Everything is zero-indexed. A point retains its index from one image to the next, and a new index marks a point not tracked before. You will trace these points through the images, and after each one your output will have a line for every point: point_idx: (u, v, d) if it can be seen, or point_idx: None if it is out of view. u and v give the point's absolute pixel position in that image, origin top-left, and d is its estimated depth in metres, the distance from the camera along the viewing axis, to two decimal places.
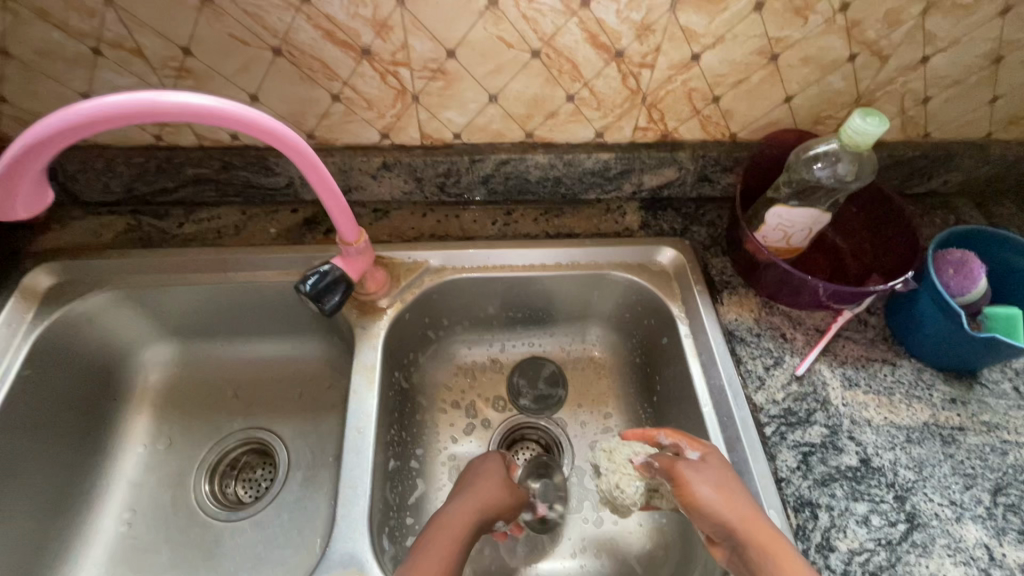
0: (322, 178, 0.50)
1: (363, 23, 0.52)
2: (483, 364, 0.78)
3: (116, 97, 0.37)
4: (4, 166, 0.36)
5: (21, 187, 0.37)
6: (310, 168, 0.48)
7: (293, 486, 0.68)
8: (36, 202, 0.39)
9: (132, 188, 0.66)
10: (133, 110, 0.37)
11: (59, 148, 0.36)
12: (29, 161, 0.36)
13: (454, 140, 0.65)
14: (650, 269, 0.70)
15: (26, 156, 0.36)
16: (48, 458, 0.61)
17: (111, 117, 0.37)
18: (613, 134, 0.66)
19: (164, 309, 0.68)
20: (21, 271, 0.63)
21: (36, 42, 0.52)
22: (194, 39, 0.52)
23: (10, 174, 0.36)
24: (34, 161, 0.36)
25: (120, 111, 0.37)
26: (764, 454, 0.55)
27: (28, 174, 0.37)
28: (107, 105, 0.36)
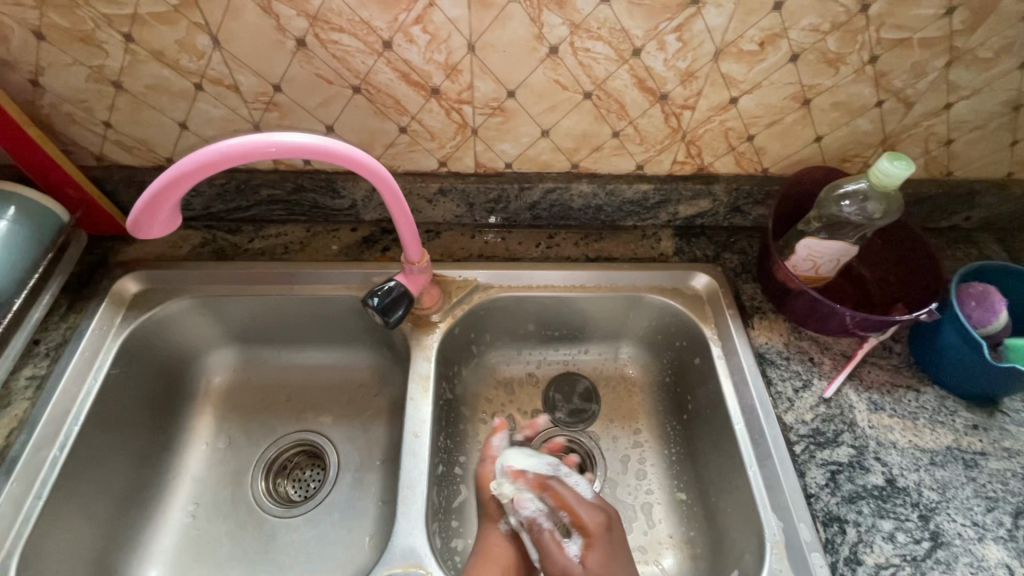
0: (399, 205, 0.55)
1: (436, 66, 0.58)
2: (522, 378, 0.83)
3: (239, 139, 0.43)
4: (146, 199, 0.41)
5: (159, 217, 0.43)
6: (391, 196, 0.53)
7: (343, 486, 0.73)
8: (167, 229, 0.45)
9: (211, 205, 0.73)
10: (252, 150, 0.43)
11: (189, 184, 0.42)
12: (167, 195, 0.42)
13: (506, 169, 0.71)
14: (684, 294, 0.74)
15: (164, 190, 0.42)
16: (129, 452, 0.66)
17: (234, 156, 0.43)
18: (653, 167, 0.71)
19: (233, 317, 0.74)
20: (111, 278, 0.69)
21: (148, 78, 0.59)
22: (286, 78, 0.59)
23: (151, 206, 0.42)
24: (171, 196, 0.42)
25: (242, 150, 0.43)
26: (794, 470, 0.59)
27: (165, 205, 0.42)
28: (231, 146, 0.42)
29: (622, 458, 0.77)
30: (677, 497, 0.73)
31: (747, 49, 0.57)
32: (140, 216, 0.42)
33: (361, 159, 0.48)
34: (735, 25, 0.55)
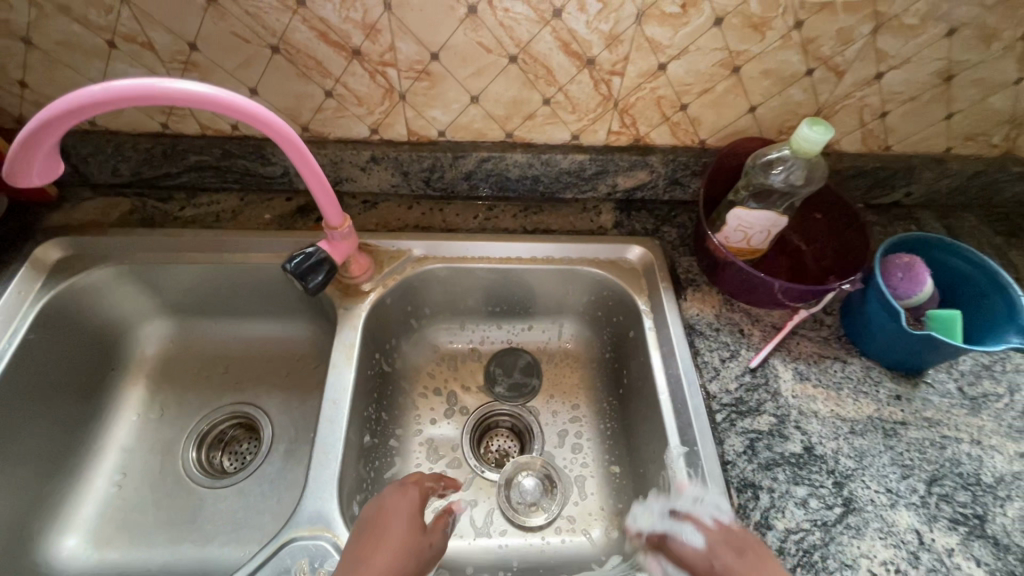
0: (311, 168, 0.54)
1: (354, 25, 0.57)
2: (463, 353, 0.83)
3: (124, 81, 0.41)
4: (20, 138, 0.40)
5: (37, 158, 0.42)
6: (299, 156, 0.52)
7: (275, 457, 0.73)
8: (52, 171, 0.44)
9: (139, 171, 0.71)
10: (135, 92, 0.41)
11: (67, 126, 0.41)
12: (43, 137, 0.41)
13: (439, 137, 0.70)
14: (621, 266, 0.74)
15: (40, 131, 0.40)
16: (50, 419, 0.66)
17: (115, 100, 0.41)
18: (588, 137, 0.70)
19: (164, 285, 0.73)
20: (33, 244, 0.67)
21: (57, 34, 0.57)
22: (200, 36, 0.57)
23: (29, 146, 0.41)
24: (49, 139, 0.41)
25: (123, 95, 0.41)
26: (712, 437, 0.58)
27: (41, 147, 0.41)
28: (111, 90, 0.41)
29: (559, 431, 0.78)
30: (611, 470, 0.73)
31: (670, 12, 0.57)
32: (15, 157, 0.41)
33: (259, 114, 0.47)
34: None
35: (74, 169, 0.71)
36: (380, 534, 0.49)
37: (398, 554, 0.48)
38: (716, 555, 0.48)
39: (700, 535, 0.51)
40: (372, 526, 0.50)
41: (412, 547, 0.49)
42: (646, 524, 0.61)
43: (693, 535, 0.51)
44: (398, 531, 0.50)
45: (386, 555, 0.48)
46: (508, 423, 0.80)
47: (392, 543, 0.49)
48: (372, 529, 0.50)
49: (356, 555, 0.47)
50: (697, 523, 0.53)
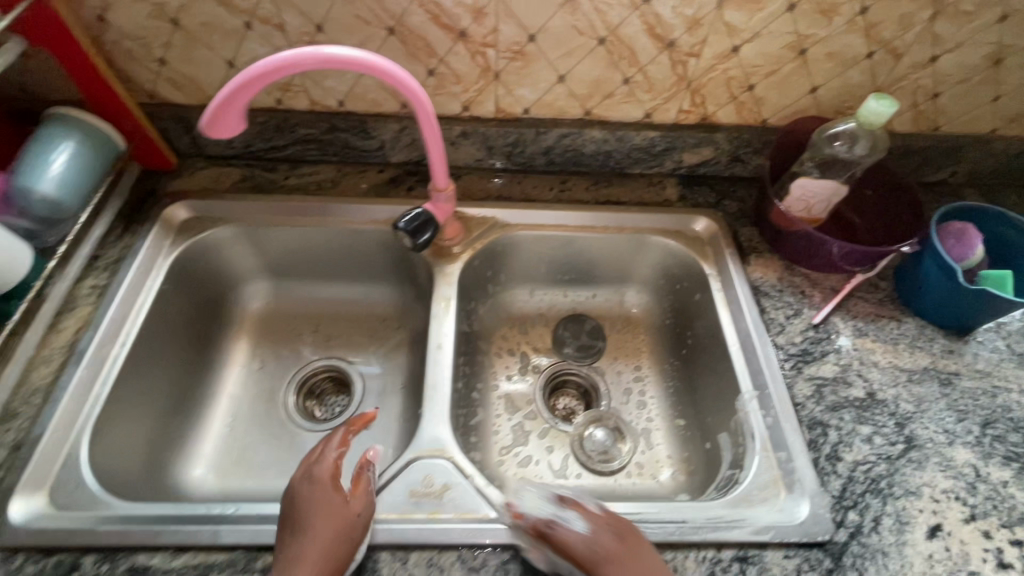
0: (433, 130, 0.60)
1: (464, 9, 0.64)
2: (534, 317, 0.89)
3: (295, 50, 0.49)
4: (218, 100, 0.47)
5: (228, 119, 0.49)
6: (426, 118, 0.58)
7: (368, 405, 0.80)
8: (235, 129, 0.50)
9: (251, 144, 0.79)
10: (304, 57, 0.48)
11: (254, 89, 0.48)
12: (235, 98, 0.47)
13: (523, 114, 0.77)
14: (686, 235, 0.80)
15: (234, 94, 0.47)
16: (177, 362, 0.73)
17: (290, 64, 0.48)
18: (660, 115, 0.77)
19: (270, 248, 0.80)
20: (162, 206, 0.75)
21: (203, 16, 0.65)
22: (328, 18, 0.65)
23: (224, 102, 0.47)
24: (242, 95, 0.47)
25: (296, 59, 0.48)
26: (783, 382, 0.65)
27: (232, 109, 0.48)
28: (287, 55, 0.48)
29: (624, 389, 0.84)
30: (676, 423, 0.79)
31: None
32: (212, 118, 0.48)
33: (399, 72, 0.53)
34: None
35: (193, 142, 0.78)
36: (302, 529, 0.49)
37: (330, 537, 0.48)
38: (598, 538, 0.49)
39: (581, 520, 0.51)
40: (292, 525, 0.49)
41: (340, 528, 0.49)
42: (529, 505, 0.53)
43: (578, 523, 0.50)
44: (321, 516, 0.49)
45: (316, 544, 0.48)
46: (576, 382, 0.86)
47: (319, 535, 0.48)
48: (295, 521, 0.49)
49: (287, 553, 0.47)
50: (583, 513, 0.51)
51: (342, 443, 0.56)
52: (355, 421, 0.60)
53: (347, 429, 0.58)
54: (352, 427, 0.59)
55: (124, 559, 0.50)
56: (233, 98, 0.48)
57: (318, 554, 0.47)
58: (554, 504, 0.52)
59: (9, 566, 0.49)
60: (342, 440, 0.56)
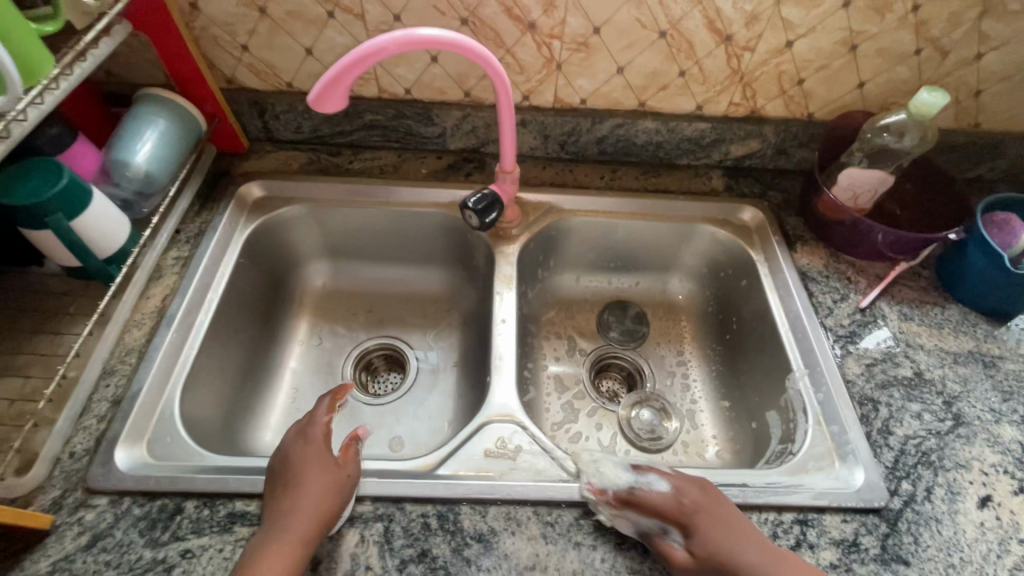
0: (508, 111, 0.63)
1: (536, 2, 0.68)
2: (580, 302, 0.92)
3: (397, 32, 0.52)
4: (330, 77, 0.51)
5: (335, 95, 0.52)
6: (503, 99, 0.62)
7: (423, 382, 0.83)
8: (340, 103, 0.53)
9: (318, 128, 0.83)
10: (406, 39, 0.52)
11: (361, 68, 0.51)
12: (345, 76, 0.51)
13: (580, 105, 0.80)
14: (733, 224, 0.83)
15: (344, 71, 0.51)
16: (247, 334, 0.76)
17: (394, 46, 0.52)
18: (711, 108, 0.80)
19: (333, 228, 0.84)
20: (236, 185, 0.79)
21: (290, 5, 0.69)
22: (406, 8, 0.69)
23: (336, 78, 0.51)
24: (352, 71, 0.51)
25: (399, 42, 0.52)
26: (834, 362, 0.67)
27: (340, 85, 0.52)
28: (392, 38, 0.52)
29: (669, 372, 0.87)
30: (721, 405, 0.82)
31: None
32: (322, 93, 0.51)
33: (485, 53, 0.56)
34: None
35: (263, 126, 0.82)
36: (293, 486, 0.51)
37: (321, 492, 0.51)
38: (684, 493, 0.52)
39: (664, 482, 0.53)
40: (282, 482, 0.52)
41: (332, 485, 0.51)
42: (610, 479, 0.55)
43: (659, 484, 0.53)
44: (315, 473, 0.52)
45: (307, 499, 0.50)
46: (620, 365, 0.89)
47: (311, 491, 0.50)
48: (290, 479, 0.52)
49: (281, 508, 0.50)
50: (663, 473, 0.54)
51: (331, 409, 0.58)
52: (340, 391, 0.60)
53: (332, 399, 0.59)
54: (337, 396, 0.59)
55: (222, 505, 0.53)
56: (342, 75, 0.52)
57: (311, 507, 0.49)
58: (632, 472, 0.55)
59: (117, 508, 0.52)
60: (330, 405, 0.58)
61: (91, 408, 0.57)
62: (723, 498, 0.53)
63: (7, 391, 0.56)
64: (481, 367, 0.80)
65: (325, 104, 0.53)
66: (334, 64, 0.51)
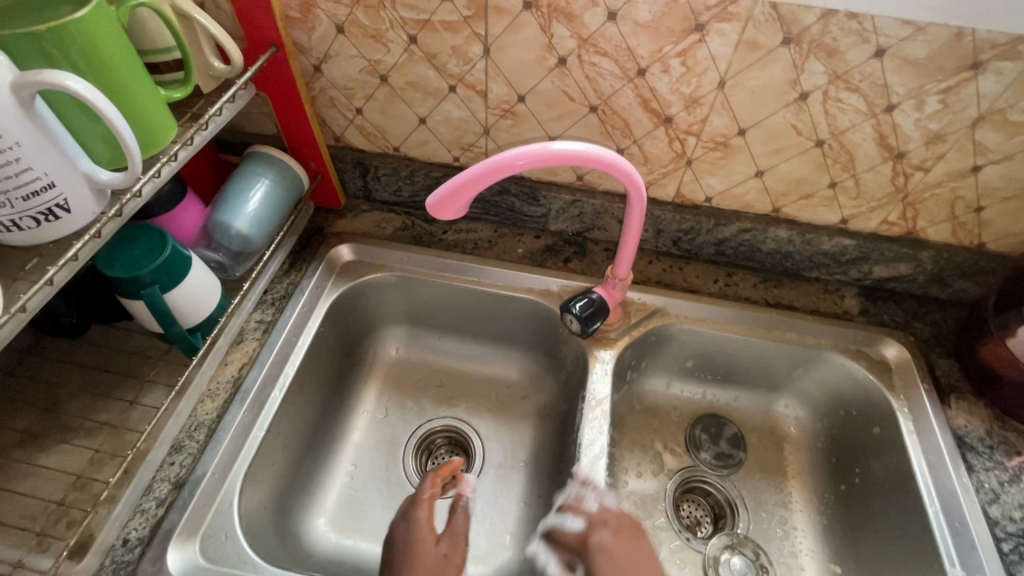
0: (635, 221, 0.56)
1: (679, 97, 0.60)
2: (669, 411, 0.82)
3: (541, 147, 0.47)
4: (460, 183, 0.46)
5: (459, 200, 0.47)
6: (636, 211, 0.55)
7: (487, 479, 0.76)
8: (459, 211, 0.48)
9: (417, 194, 0.79)
10: (549, 156, 0.47)
11: (495, 179, 0.47)
12: (477, 184, 0.46)
13: (704, 202, 0.72)
14: (870, 357, 0.71)
15: (478, 179, 0.46)
16: (316, 404, 0.72)
17: (535, 162, 0.47)
18: (859, 223, 0.69)
19: (416, 298, 0.79)
20: (327, 246, 0.76)
21: (412, 76, 0.65)
22: (533, 91, 0.63)
23: (464, 186, 0.46)
24: (482, 181, 0.46)
25: (541, 158, 0.47)
26: (1003, 570, 0.56)
27: (470, 191, 0.47)
28: (536, 153, 0.46)
29: (768, 514, 0.74)
30: (831, 569, 0.69)
31: (1013, 119, 0.55)
32: (444, 198, 0.46)
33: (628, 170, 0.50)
34: (1010, 94, 0.54)
35: (364, 185, 0.80)
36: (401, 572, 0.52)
37: None
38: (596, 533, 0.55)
39: (580, 521, 0.58)
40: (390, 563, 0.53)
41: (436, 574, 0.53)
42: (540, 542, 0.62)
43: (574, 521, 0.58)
44: (420, 559, 0.53)
45: None
46: (707, 492, 0.77)
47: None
48: (397, 561, 0.53)
49: None
50: (582, 513, 0.58)
51: (434, 485, 0.59)
52: (443, 467, 0.61)
53: (436, 477, 0.60)
54: (439, 473, 0.60)
55: None
56: (470, 183, 0.47)
57: None
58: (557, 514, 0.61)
59: None
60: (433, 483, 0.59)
61: (152, 489, 0.54)
62: (646, 546, 0.54)
63: (76, 461, 0.53)
64: (557, 478, 0.72)
65: (444, 209, 0.48)
66: (467, 168, 0.46)
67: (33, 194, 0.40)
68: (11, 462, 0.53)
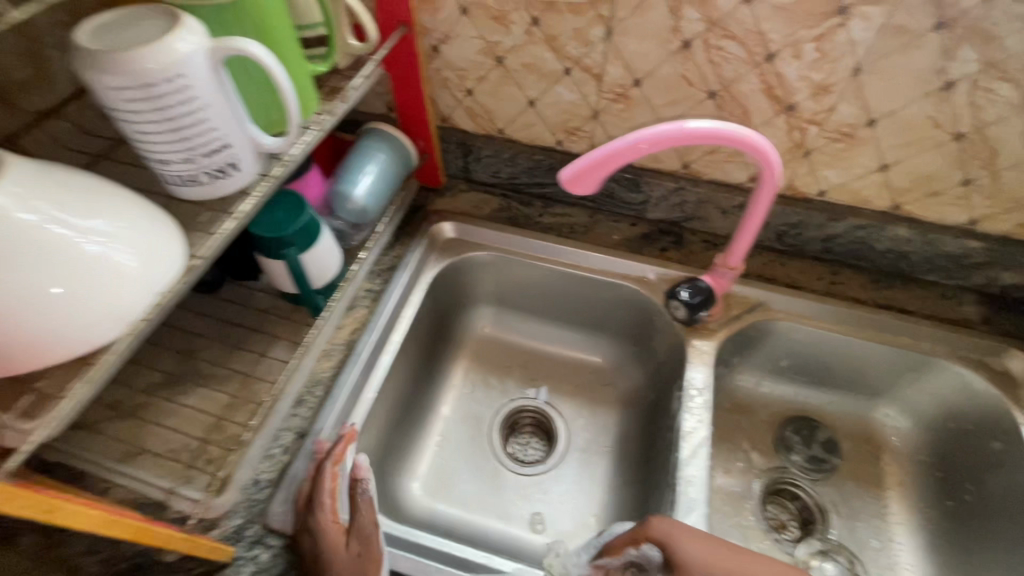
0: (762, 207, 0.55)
1: (807, 84, 0.59)
2: (759, 410, 0.80)
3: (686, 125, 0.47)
4: (604, 156, 0.46)
5: (598, 173, 0.48)
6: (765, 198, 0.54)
7: (570, 461, 0.77)
8: (592, 186, 0.49)
9: (516, 177, 0.80)
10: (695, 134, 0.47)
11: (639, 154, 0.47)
12: (620, 157, 0.47)
13: (816, 196, 0.69)
14: (991, 368, 0.67)
15: (622, 153, 0.47)
16: (412, 374, 0.75)
17: (680, 138, 0.47)
18: (990, 225, 0.65)
19: (509, 280, 0.81)
20: (430, 223, 0.79)
21: (528, 58, 0.66)
22: (652, 75, 0.63)
23: (602, 161, 0.47)
24: (627, 155, 0.46)
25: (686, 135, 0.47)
26: None
27: (611, 164, 0.47)
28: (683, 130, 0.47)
29: (863, 523, 0.72)
30: None
31: None
32: (582, 170, 0.47)
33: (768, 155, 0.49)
34: None
35: (464, 166, 0.82)
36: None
37: None
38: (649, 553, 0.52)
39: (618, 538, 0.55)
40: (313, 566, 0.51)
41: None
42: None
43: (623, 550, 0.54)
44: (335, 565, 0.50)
45: None
46: (798, 495, 0.74)
47: None
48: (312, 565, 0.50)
49: None
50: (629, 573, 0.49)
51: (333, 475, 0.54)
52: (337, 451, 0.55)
53: (334, 465, 0.54)
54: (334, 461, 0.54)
55: None
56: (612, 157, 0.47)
57: None
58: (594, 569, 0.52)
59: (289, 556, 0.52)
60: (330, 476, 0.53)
61: (279, 437, 0.58)
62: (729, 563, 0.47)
63: (213, 405, 0.58)
64: (645, 466, 0.72)
65: (577, 184, 0.49)
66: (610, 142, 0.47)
67: (213, 153, 0.43)
68: (157, 399, 0.58)
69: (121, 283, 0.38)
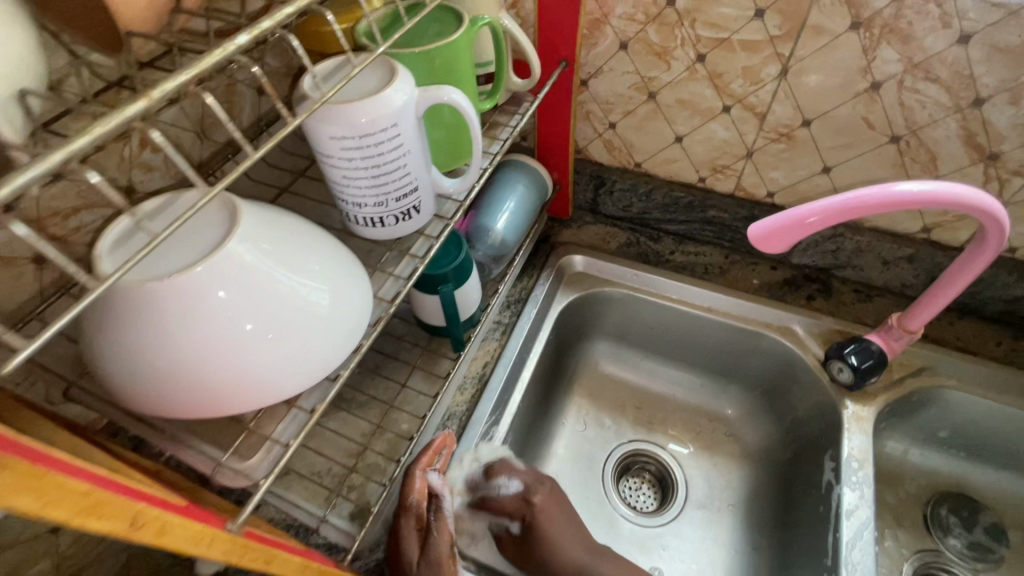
0: (973, 263, 0.51)
1: (1020, 132, 0.52)
2: (908, 482, 0.72)
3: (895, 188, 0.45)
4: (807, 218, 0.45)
5: (790, 236, 0.46)
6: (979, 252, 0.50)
7: (690, 514, 0.73)
8: (783, 246, 0.47)
9: (648, 212, 0.78)
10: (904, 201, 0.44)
11: (842, 215, 0.45)
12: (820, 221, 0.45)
13: (1004, 253, 0.62)
14: None
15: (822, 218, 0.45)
16: (534, 408, 0.73)
17: (892, 203, 0.44)
18: None
19: (634, 317, 0.78)
20: (557, 256, 0.77)
21: (685, 95, 0.63)
22: (826, 116, 0.58)
23: (800, 222, 0.45)
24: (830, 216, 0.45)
25: (898, 200, 0.44)
26: None
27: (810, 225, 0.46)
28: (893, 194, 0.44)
29: None
30: None
31: None
32: (778, 228, 0.46)
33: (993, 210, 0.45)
34: None
35: (594, 198, 0.80)
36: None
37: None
38: None
39: None
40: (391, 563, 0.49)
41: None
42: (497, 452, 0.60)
43: None
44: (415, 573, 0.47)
45: None
46: None
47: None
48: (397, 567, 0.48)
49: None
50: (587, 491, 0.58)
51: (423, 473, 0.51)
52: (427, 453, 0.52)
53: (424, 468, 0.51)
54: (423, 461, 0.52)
55: None
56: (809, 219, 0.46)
57: None
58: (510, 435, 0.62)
59: None
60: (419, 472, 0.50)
61: None
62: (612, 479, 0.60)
63: (354, 432, 0.59)
64: (781, 534, 0.66)
65: (766, 242, 0.48)
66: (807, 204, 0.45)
67: (404, 196, 0.44)
68: None
69: (316, 325, 0.38)
